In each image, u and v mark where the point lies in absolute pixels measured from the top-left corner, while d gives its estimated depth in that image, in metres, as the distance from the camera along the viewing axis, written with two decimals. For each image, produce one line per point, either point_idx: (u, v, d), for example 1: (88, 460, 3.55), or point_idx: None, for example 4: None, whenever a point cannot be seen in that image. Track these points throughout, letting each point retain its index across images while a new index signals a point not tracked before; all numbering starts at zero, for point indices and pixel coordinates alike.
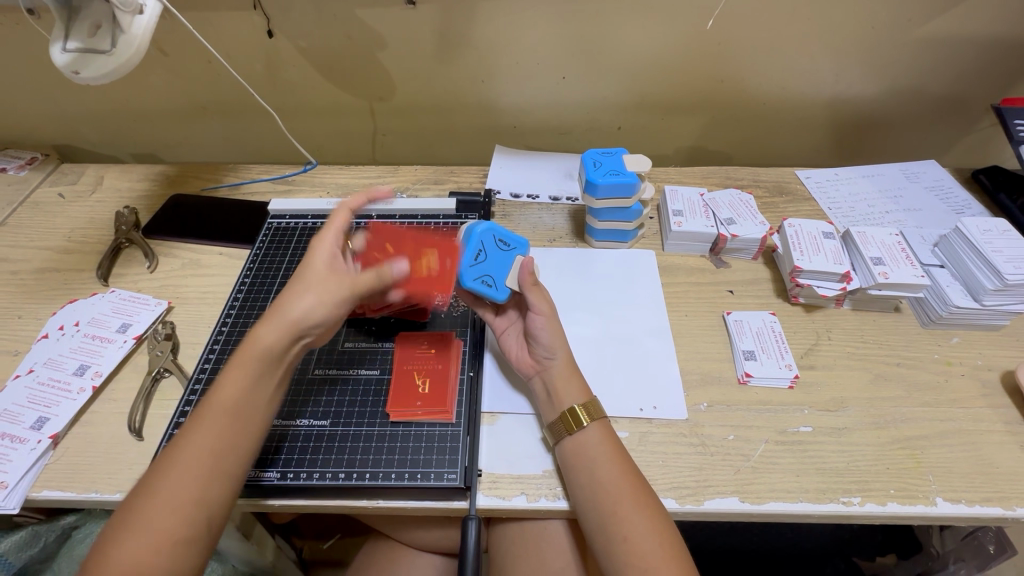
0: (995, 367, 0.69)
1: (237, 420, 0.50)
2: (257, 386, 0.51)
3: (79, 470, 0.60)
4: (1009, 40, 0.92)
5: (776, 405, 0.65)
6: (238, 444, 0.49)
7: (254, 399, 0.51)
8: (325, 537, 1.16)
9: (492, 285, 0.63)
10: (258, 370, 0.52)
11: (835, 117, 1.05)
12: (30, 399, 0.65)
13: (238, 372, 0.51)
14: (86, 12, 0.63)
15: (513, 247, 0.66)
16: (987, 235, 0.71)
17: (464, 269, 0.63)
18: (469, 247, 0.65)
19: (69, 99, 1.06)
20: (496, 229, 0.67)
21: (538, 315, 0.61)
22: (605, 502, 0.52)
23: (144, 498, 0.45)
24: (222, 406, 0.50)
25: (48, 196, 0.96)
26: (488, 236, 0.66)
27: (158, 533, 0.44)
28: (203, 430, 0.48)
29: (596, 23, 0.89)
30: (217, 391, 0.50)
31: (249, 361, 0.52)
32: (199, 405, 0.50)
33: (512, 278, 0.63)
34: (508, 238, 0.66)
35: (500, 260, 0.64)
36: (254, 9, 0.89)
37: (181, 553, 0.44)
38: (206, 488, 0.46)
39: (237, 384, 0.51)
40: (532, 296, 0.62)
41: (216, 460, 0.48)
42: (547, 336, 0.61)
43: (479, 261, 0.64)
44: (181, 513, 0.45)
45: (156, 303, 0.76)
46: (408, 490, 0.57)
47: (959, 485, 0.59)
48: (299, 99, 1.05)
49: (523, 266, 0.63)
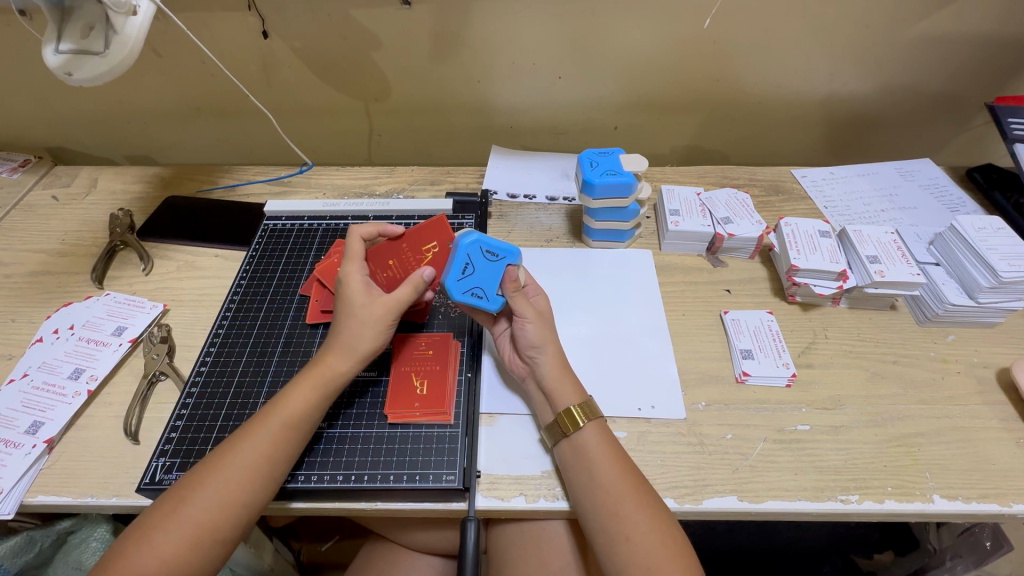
0: (991, 364, 0.69)
1: (289, 440, 0.54)
2: (318, 408, 0.56)
3: (75, 475, 0.60)
4: (1001, 39, 0.92)
5: (773, 404, 0.65)
6: (289, 458, 0.53)
7: (311, 419, 0.55)
8: (323, 539, 1.16)
9: (483, 296, 0.61)
10: (322, 394, 0.56)
11: (830, 116, 1.05)
12: (25, 403, 0.65)
13: (306, 390, 0.56)
14: (79, 13, 0.62)
15: (502, 256, 0.60)
16: (982, 233, 0.71)
17: (452, 284, 0.59)
18: (455, 258, 0.59)
19: (62, 101, 1.05)
20: (483, 238, 0.60)
21: (525, 320, 0.61)
22: (603, 504, 0.52)
23: (196, 488, 0.49)
24: (281, 424, 0.54)
25: (42, 199, 0.95)
26: (475, 246, 0.60)
27: (198, 526, 0.47)
28: (262, 438, 0.52)
29: (592, 23, 0.89)
30: (282, 403, 0.55)
31: (318, 384, 0.56)
32: (260, 414, 0.54)
33: (501, 287, 0.61)
34: (494, 246, 0.60)
35: (489, 273, 0.60)
36: (248, 9, 0.89)
37: (217, 548, 0.48)
38: (252, 493, 0.50)
39: (303, 402, 0.55)
40: (519, 304, 0.61)
41: (266, 468, 0.51)
42: (537, 339, 0.61)
43: (469, 274, 0.60)
44: (225, 513, 0.49)
45: (151, 306, 0.76)
46: (406, 491, 0.57)
47: (956, 482, 0.59)
48: (295, 100, 1.04)
49: (508, 275, 0.61)
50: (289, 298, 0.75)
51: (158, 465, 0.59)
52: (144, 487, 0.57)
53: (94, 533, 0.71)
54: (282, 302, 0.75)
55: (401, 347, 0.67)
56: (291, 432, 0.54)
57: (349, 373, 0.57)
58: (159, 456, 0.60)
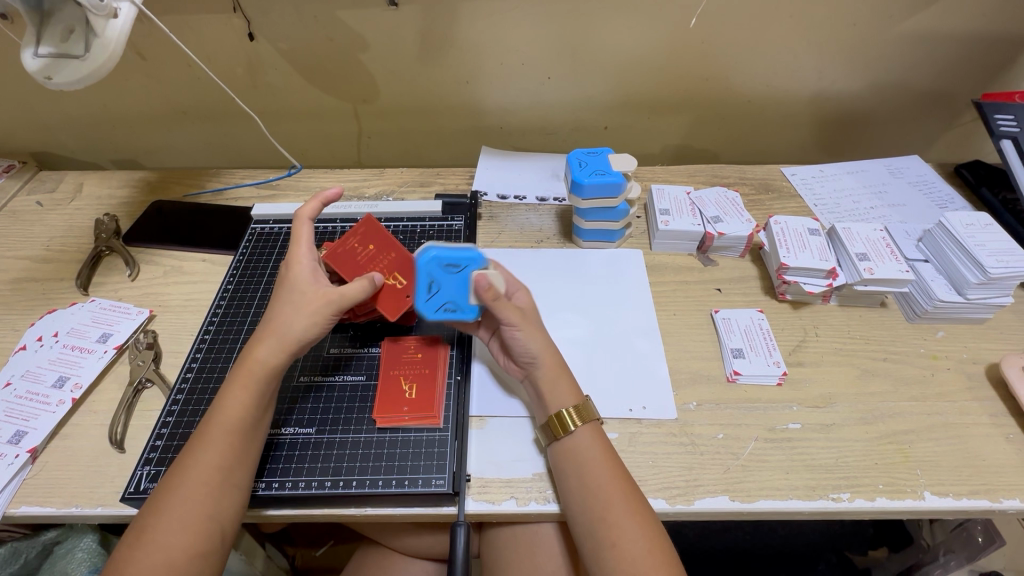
0: (980, 360, 0.69)
1: (237, 440, 0.52)
2: (258, 404, 0.54)
3: (59, 485, 0.59)
4: (987, 35, 0.93)
5: (765, 403, 0.65)
6: (244, 460, 0.52)
7: (253, 418, 0.54)
8: (317, 544, 1.15)
9: (457, 308, 0.60)
10: (257, 390, 0.54)
11: (819, 114, 1.05)
12: (7, 412, 0.64)
13: (238, 390, 0.54)
14: (58, 16, 0.62)
15: (465, 265, 0.59)
16: (970, 230, 0.72)
17: (422, 305, 0.60)
18: (420, 279, 0.60)
19: (46, 106, 1.04)
20: (441, 252, 0.59)
21: (513, 328, 0.59)
22: (595, 506, 0.52)
23: (157, 513, 0.48)
24: (223, 429, 0.52)
25: (26, 204, 0.94)
26: (436, 261, 0.60)
27: (170, 548, 0.46)
28: (207, 449, 0.51)
29: (580, 23, 0.89)
30: (218, 410, 0.53)
31: (249, 380, 0.54)
32: (200, 425, 0.53)
33: (474, 296, 0.59)
34: (455, 257, 0.59)
35: (455, 284, 0.60)
36: (234, 11, 0.88)
37: (199, 564, 0.47)
38: (218, 503, 0.49)
39: (238, 403, 0.53)
40: (500, 311, 0.58)
41: (222, 476, 0.50)
42: (528, 346, 0.60)
43: (435, 292, 0.60)
44: (194, 529, 0.48)
45: (137, 312, 0.75)
46: (396, 497, 0.57)
47: (946, 479, 0.59)
48: (283, 103, 1.03)
49: (478, 285, 0.58)
50: None
51: (143, 474, 0.58)
52: (129, 496, 0.56)
53: (80, 543, 0.70)
54: (269, 307, 0.74)
55: (391, 349, 0.67)
56: (235, 435, 0.52)
57: (280, 361, 0.56)
58: (144, 464, 0.59)
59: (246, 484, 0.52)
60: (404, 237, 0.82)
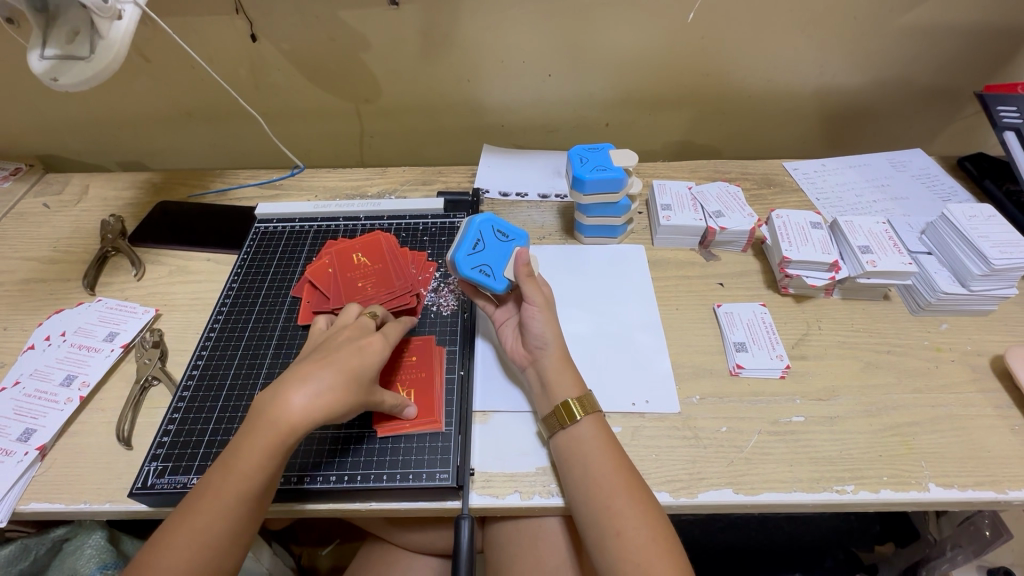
0: (985, 352, 0.69)
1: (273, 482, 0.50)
2: (275, 468, 0.49)
3: (68, 482, 0.60)
4: (989, 28, 0.93)
5: (768, 396, 0.65)
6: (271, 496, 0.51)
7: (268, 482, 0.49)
8: (323, 543, 1.15)
9: (490, 274, 0.64)
10: (274, 455, 0.49)
11: (820, 108, 1.05)
12: (16, 410, 0.65)
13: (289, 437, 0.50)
14: (64, 18, 0.62)
15: (512, 238, 0.67)
16: (973, 222, 0.71)
17: (462, 257, 0.63)
18: (468, 235, 0.65)
19: (52, 108, 1.05)
20: (494, 219, 0.67)
21: (533, 305, 0.62)
22: (598, 496, 0.52)
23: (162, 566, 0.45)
24: (263, 473, 0.49)
25: (33, 206, 0.95)
26: (487, 227, 0.67)
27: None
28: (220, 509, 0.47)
29: (580, 19, 0.89)
30: (237, 470, 0.48)
31: (271, 447, 0.49)
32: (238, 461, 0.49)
33: (509, 269, 0.64)
34: (506, 229, 0.67)
35: (498, 251, 0.65)
36: (236, 12, 0.89)
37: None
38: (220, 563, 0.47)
39: (255, 466, 0.48)
40: (528, 287, 0.63)
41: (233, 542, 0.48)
42: (543, 326, 0.61)
43: (478, 250, 0.64)
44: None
45: (143, 311, 0.76)
46: (401, 491, 0.57)
47: (951, 470, 0.59)
48: (285, 104, 1.04)
49: (519, 258, 0.64)
50: (281, 299, 0.75)
51: (151, 469, 0.59)
52: (136, 492, 0.57)
53: (89, 540, 0.71)
54: (273, 304, 0.74)
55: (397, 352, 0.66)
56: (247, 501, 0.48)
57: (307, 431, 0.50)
58: (151, 460, 0.59)
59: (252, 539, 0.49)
60: (407, 234, 0.83)
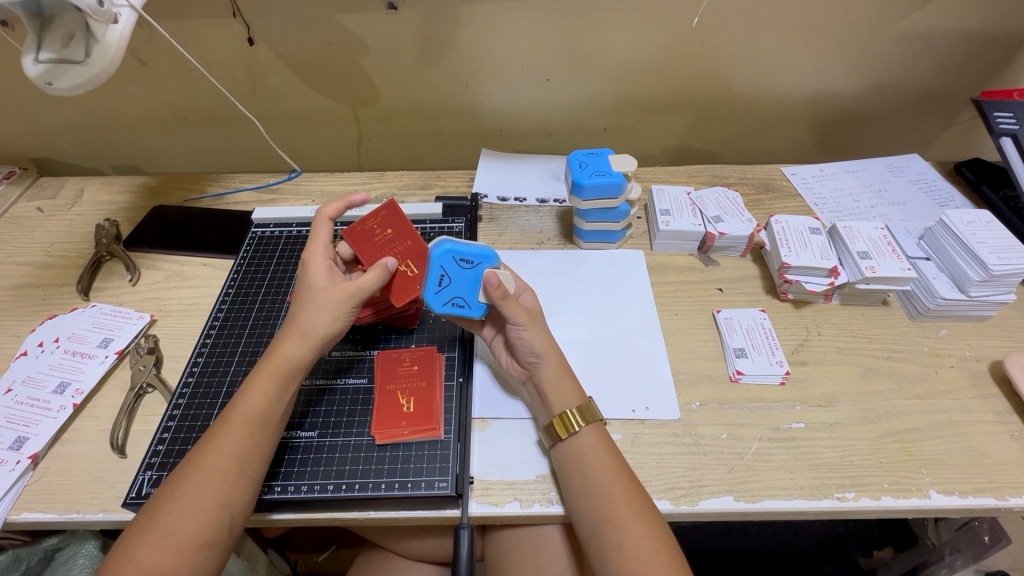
0: (984, 357, 0.69)
1: (255, 434, 0.52)
2: (280, 399, 0.54)
3: (60, 490, 0.59)
4: (985, 34, 0.93)
5: (768, 402, 0.65)
6: (260, 453, 0.52)
7: (274, 411, 0.54)
8: (320, 549, 1.14)
9: (465, 304, 0.61)
10: (280, 384, 0.55)
11: (817, 113, 1.06)
12: (8, 418, 0.64)
13: (263, 382, 0.54)
14: (59, 22, 0.61)
15: (478, 262, 0.60)
16: (971, 227, 0.72)
17: (432, 297, 0.60)
18: (429, 273, 0.60)
19: (46, 111, 1.04)
20: (455, 247, 0.60)
21: (518, 326, 0.60)
22: (600, 507, 0.52)
23: (169, 497, 0.48)
24: (241, 428, 0.52)
25: (27, 211, 0.94)
26: (449, 256, 0.60)
27: (180, 536, 0.46)
28: (227, 438, 0.51)
29: (579, 24, 0.89)
30: (242, 402, 0.53)
31: (274, 374, 0.55)
32: (218, 422, 0.53)
33: (483, 294, 0.61)
34: (468, 253, 0.60)
35: (466, 280, 0.60)
36: (233, 16, 0.88)
37: (203, 554, 0.47)
38: (231, 494, 0.49)
39: (261, 396, 0.54)
40: (507, 309, 0.59)
41: (240, 465, 0.50)
42: (534, 344, 0.60)
43: (445, 286, 0.60)
44: (205, 518, 0.47)
45: (138, 317, 0.75)
46: (400, 500, 0.56)
47: (952, 477, 0.58)
48: (283, 107, 1.04)
49: (488, 283, 0.59)
50: (278, 304, 0.74)
51: (145, 479, 0.58)
52: (130, 502, 0.56)
53: (82, 550, 0.70)
54: (270, 310, 0.74)
55: (386, 362, 0.66)
56: (256, 427, 0.53)
57: (306, 358, 0.56)
58: (145, 470, 0.58)
59: (260, 477, 0.52)
60: None
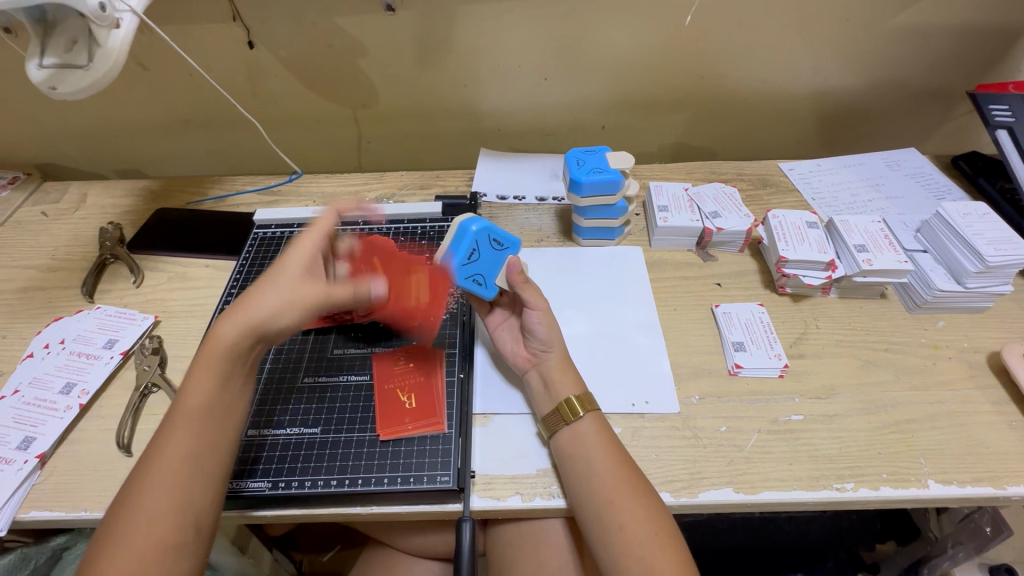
0: (982, 348, 0.69)
1: (206, 424, 0.50)
2: (222, 390, 0.52)
3: (67, 490, 0.59)
4: (980, 28, 0.94)
5: (767, 395, 0.65)
6: (218, 442, 0.50)
7: (217, 404, 0.51)
8: (324, 549, 1.15)
9: (483, 283, 0.63)
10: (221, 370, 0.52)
11: (814, 109, 1.06)
12: (16, 419, 0.65)
13: (205, 375, 0.51)
14: (62, 27, 0.62)
15: (507, 247, 0.63)
16: (967, 219, 0.72)
17: (457, 267, 0.61)
18: (461, 243, 0.61)
19: (50, 117, 1.05)
20: (491, 226, 0.62)
21: (535, 310, 0.62)
22: (600, 492, 0.52)
23: (130, 508, 0.46)
24: (189, 420, 0.49)
25: (32, 215, 0.95)
26: (483, 234, 0.61)
27: (140, 544, 0.44)
28: (180, 432, 0.49)
29: (575, 24, 0.90)
30: (187, 396, 0.50)
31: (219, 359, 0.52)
32: (162, 427, 0.50)
33: (502, 279, 0.63)
34: (500, 236, 0.62)
35: (492, 261, 0.62)
36: (233, 20, 0.89)
37: (179, 553, 0.45)
38: (189, 494, 0.47)
39: (202, 390, 0.51)
40: (526, 294, 0.62)
41: (199, 460, 0.49)
42: (544, 331, 0.61)
43: (472, 261, 0.61)
44: (173, 516, 0.46)
45: (142, 318, 0.76)
46: (402, 495, 0.57)
47: (950, 467, 0.59)
48: (283, 110, 1.05)
49: (511, 268, 0.62)
50: None
51: None
52: None
53: (88, 548, 0.71)
54: None
55: (382, 364, 0.66)
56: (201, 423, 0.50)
57: (246, 344, 0.53)
58: None
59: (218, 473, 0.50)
60: (405, 238, 0.83)
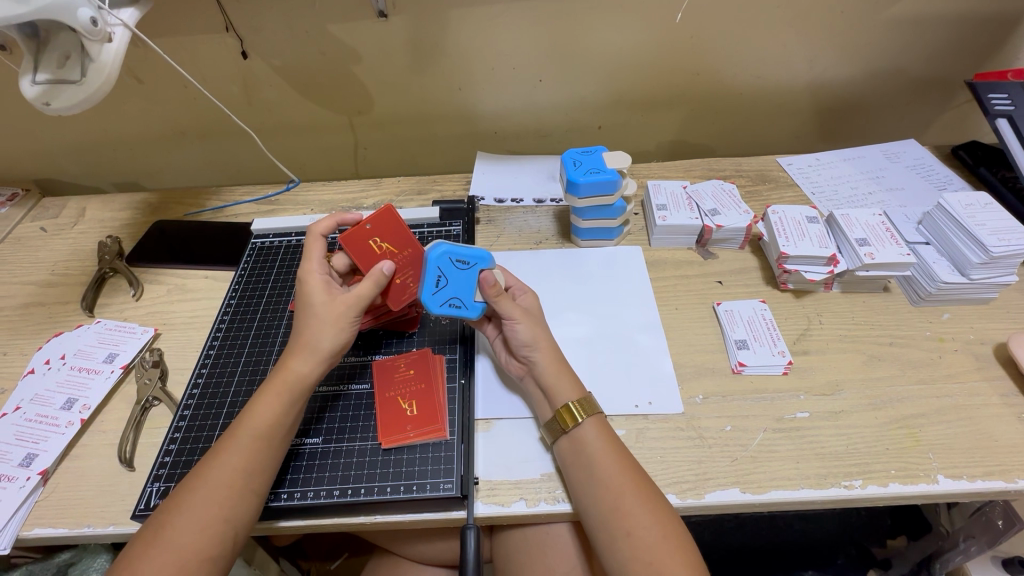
0: (988, 340, 0.69)
1: (265, 447, 0.53)
2: (288, 414, 0.55)
3: (71, 505, 0.59)
4: (976, 17, 0.93)
5: (772, 393, 0.65)
6: (268, 469, 0.53)
7: (283, 425, 0.54)
8: (331, 557, 1.15)
9: (462, 305, 0.62)
10: (288, 400, 0.55)
11: (812, 102, 1.05)
12: (18, 436, 0.64)
13: (272, 397, 0.55)
14: (54, 43, 0.63)
15: (474, 263, 0.61)
16: (969, 210, 0.71)
17: (428, 298, 0.61)
18: (427, 273, 0.62)
19: (47, 132, 1.05)
20: (452, 248, 0.61)
21: (514, 321, 0.61)
22: (605, 498, 0.52)
23: (175, 511, 0.48)
24: (249, 442, 0.52)
25: (31, 231, 0.95)
26: (446, 257, 0.61)
27: (183, 547, 0.47)
28: (234, 451, 0.52)
29: (569, 25, 0.90)
30: (249, 416, 0.54)
31: (283, 389, 0.55)
32: (220, 439, 0.53)
33: (479, 294, 0.62)
34: (463, 254, 0.61)
35: (462, 281, 0.62)
36: (226, 31, 0.89)
37: (208, 568, 0.47)
38: (235, 508, 0.49)
39: (269, 412, 0.54)
40: (501, 306, 0.60)
41: (245, 481, 0.51)
42: (529, 338, 0.61)
43: (442, 287, 0.62)
44: (209, 531, 0.48)
45: (142, 331, 0.76)
46: (405, 502, 0.56)
47: (959, 461, 0.58)
48: (279, 119, 1.05)
49: (485, 282, 0.60)
50: (279, 314, 0.75)
51: (153, 490, 0.58)
52: (139, 514, 0.56)
53: (95, 562, 0.71)
54: (272, 320, 0.74)
55: (384, 370, 0.66)
56: (262, 442, 0.53)
57: (313, 373, 0.56)
58: (153, 481, 0.59)
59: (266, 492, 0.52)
60: None
